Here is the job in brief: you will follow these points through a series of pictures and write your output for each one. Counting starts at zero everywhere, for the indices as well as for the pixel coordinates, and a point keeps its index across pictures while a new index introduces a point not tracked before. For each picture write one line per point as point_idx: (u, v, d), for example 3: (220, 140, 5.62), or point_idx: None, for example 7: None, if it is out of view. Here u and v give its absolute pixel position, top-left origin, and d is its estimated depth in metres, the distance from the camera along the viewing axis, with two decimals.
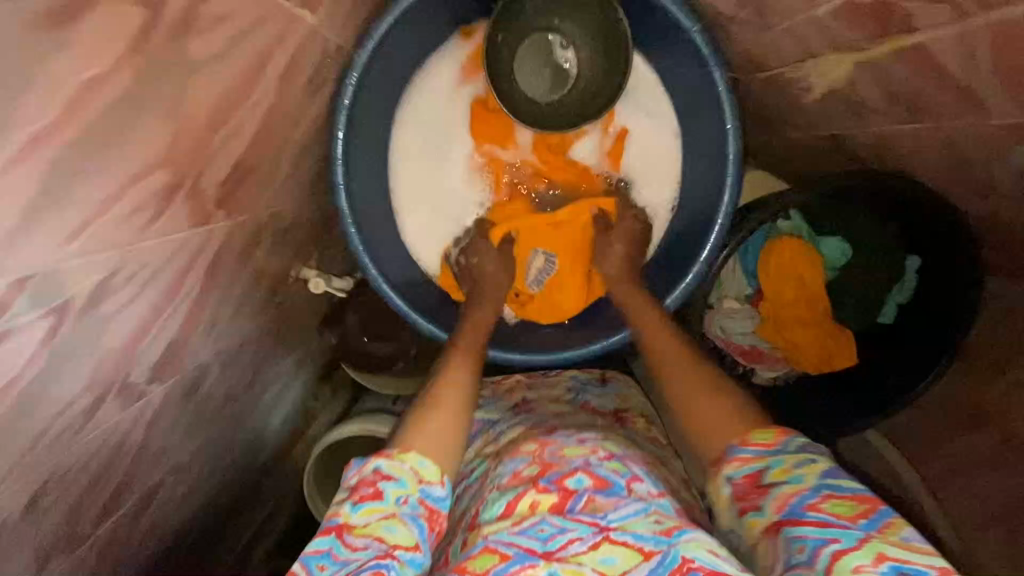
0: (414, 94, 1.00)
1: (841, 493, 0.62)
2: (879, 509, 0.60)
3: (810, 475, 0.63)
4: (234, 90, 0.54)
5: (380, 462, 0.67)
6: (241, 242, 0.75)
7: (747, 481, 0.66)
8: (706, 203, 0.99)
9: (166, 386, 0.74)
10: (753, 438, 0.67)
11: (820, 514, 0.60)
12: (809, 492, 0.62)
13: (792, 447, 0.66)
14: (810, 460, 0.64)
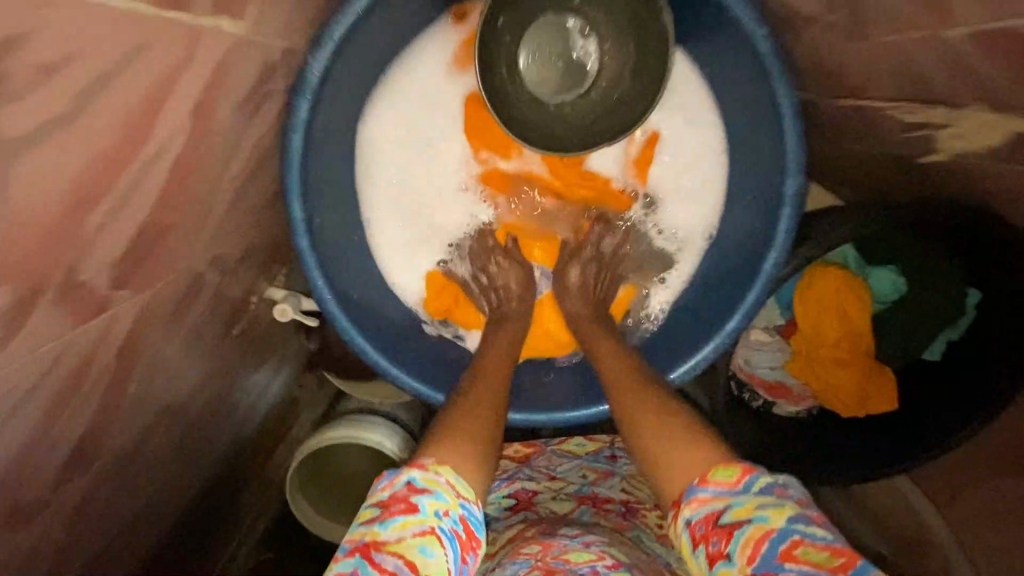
0: (394, 87, 0.81)
1: (815, 540, 0.44)
2: (861, 562, 0.43)
3: (778, 516, 0.46)
4: (115, 151, 0.38)
5: (412, 472, 0.51)
6: (171, 301, 0.60)
7: (707, 525, 0.48)
8: (753, 237, 0.81)
9: (86, 472, 0.61)
10: (712, 475, 0.50)
11: (795, 570, 0.43)
12: (777, 536, 0.45)
13: (757, 484, 0.48)
14: (776, 501, 0.47)
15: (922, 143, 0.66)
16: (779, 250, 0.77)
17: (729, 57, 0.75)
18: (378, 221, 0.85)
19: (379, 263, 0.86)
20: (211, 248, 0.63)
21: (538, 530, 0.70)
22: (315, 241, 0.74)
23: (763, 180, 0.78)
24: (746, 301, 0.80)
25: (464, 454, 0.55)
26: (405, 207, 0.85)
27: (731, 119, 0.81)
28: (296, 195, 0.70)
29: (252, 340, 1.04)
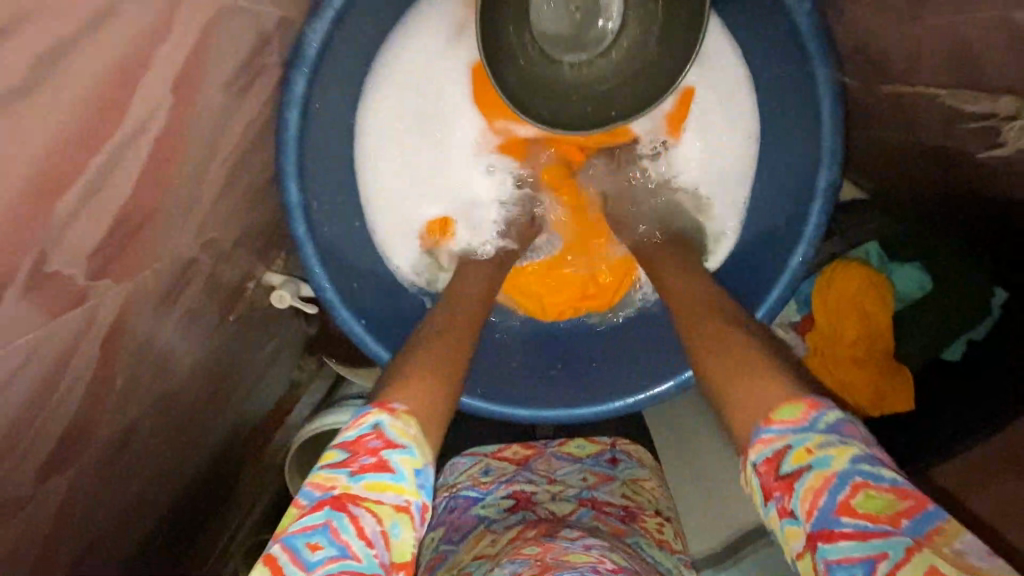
0: (405, 47, 0.76)
1: (879, 485, 0.42)
2: (930, 508, 0.41)
3: (842, 458, 0.43)
4: (83, 129, 0.34)
5: (381, 419, 0.47)
6: (160, 288, 0.56)
7: (767, 468, 0.46)
8: (779, 229, 0.76)
9: (71, 466, 0.58)
10: (777, 416, 0.47)
11: (855, 520, 0.41)
12: (839, 483, 0.42)
13: (825, 424, 0.45)
14: (841, 442, 0.44)
15: (961, 138, 0.62)
16: (807, 244, 0.72)
17: (769, 33, 0.70)
18: (377, 193, 0.79)
19: (374, 233, 0.80)
20: (201, 233, 0.59)
21: (536, 534, 0.66)
22: (312, 224, 0.69)
23: (795, 165, 0.74)
24: (768, 296, 0.75)
25: (429, 410, 0.51)
26: (410, 175, 0.81)
27: (765, 97, 0.76)
28: (292, 173, 0.65)
29: (250, 325, 1.01)
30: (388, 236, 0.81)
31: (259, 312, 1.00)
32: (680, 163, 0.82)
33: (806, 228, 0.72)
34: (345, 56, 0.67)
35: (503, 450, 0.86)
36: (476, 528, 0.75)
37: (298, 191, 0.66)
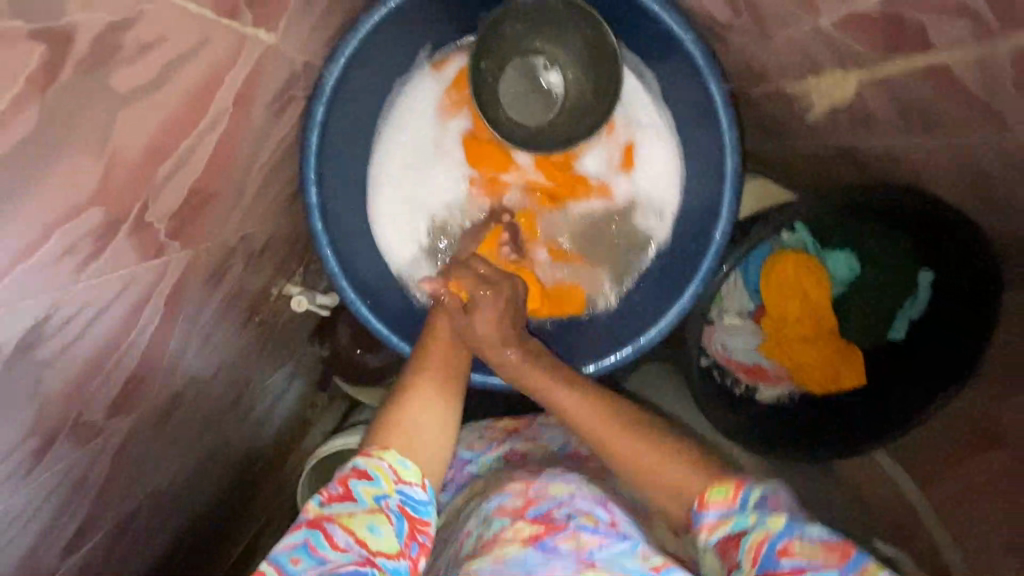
0: (397, 117, 0.93)
1: (809, 538, 0.52)
2: (851, 551, 0.51)
3: (776, 522, 0.54)
4: (178, 119, 0.49)
5: (359, 461, 0.58)
6: (209, 267, 0.71)
7: (724, 546, 0.55)
8: (704, 217, 0.88)
9: (129, 420, 0.70)
10: (711, 496, 0.57)
11: (793, 562, 0.51)
12: (778, 535, 0.53)
13: (751, 498, 0.56)
14: (771, 511, 0.55)
15: (842, 126, 0.80)
16: (725, 223, 0.84)
17: (677, 73, 0.83)
18: (384, 216, 0.95)
19: (388, 264, 0.95)
20: (241, 228, 0.74)
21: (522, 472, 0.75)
22: (328, 227, 0.84)
23: (711, 175, 0.86)
24: (700, 271, 0.86)
25: (435, 417, 0.64)
26: (414, 216, 0.97)
27: (681, 118, 0.89)
28: (312, 185, 0.81)
29: (272, 338, 1.15)
30: (399, 254, 0.97)
31: (280, 325, 1.14)
32: (638, 192, 0.96)
33: (720, 218, 0.84)
34: (354, 98, 0.83)
35: (498, 422, 0.96)
36: (468, 480, 0.83)
37: (317, 199, 0.82)
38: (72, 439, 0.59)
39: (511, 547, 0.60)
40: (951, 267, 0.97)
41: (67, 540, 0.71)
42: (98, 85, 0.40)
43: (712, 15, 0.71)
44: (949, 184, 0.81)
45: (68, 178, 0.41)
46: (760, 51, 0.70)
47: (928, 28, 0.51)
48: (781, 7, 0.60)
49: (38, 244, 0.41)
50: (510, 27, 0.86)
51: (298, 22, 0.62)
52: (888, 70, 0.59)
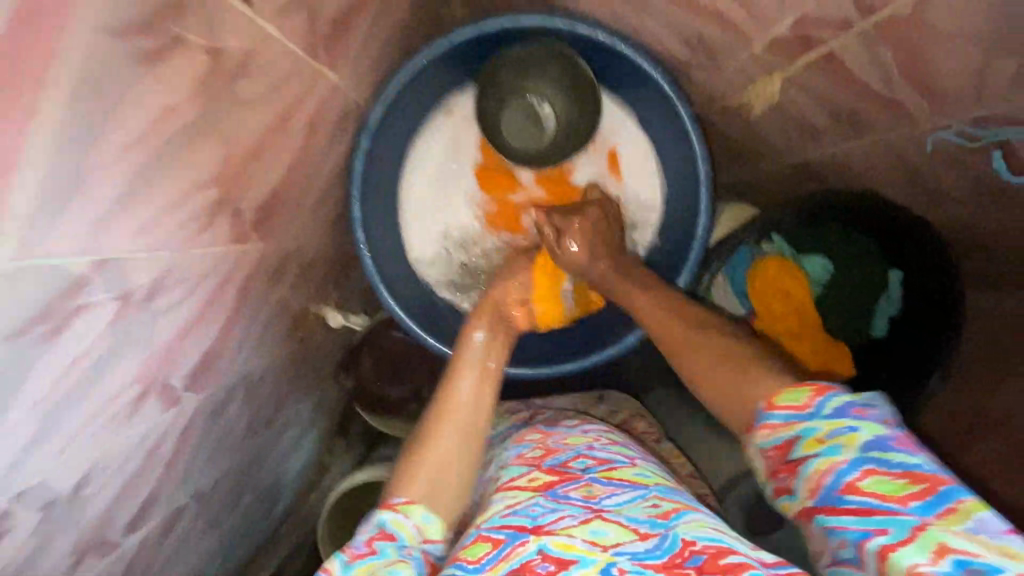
0: (417, 148, 1.09)
1: (887, 469, 0.51)
2: (941, 488, 0.49)
3: (852, 446, 0.53)
4: (270, 129, 0.65)
5: (383, 516, 0.63)
6: (270, 268, 0.84)
7: (784, 457, 0.57)
8: (686, 224, 1.05)
9: (195, 400, 0.79)
10: (782, 400, 0.58)
11: (861, 499, 0.51)
12: (847, 466, 0.52)
13: (829, 408, 0.55)
14: (850, 429, 0.53)
15: (796, 140, 0.95)
16: (704, 231, 1.01)
17: (649, 96, 0.98)
18: (415, 240, 1.11)
19: (419, 273, 1.11)
20: (296, 237, 0.88)
21: (540, 425, 0.84)
22: (370, 243, 1.00)
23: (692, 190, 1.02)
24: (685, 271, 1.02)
25: (465, 453, 0.69)
26: (437, 229, 1.11)
27: (659, 136, 1.04)
28: (357, 207, 0.97)
29: (307, 361, 1.25)
30: (431, 271, 1.12)
31: (314, 348, 1.25)
32: (626, 195, 1.09)
33: (700, 226, 1.00)
34: (389, 137, 1.00)
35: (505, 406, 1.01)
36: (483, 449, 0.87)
37: (360, 220, 0.97)
38: (157, 400, 0.69)
39: (523, 493, 0.68)
40: (919, 268, 1.08)
41: (132, 515, 0.78)
42: (231, 92, 0.55)
43: (676, 56, 0.89)
44: (895, 185, 0.96)
45: (201, 158, 0.55)
46: (717, 80, 0.87)
47: (835, 42, 0.67)
48: (724, 42, 0.77)
49: (173, 207, 0.54)
50: (502, 71, 1.00)
51: (353, 69, 0.80)
52: (817, 82, 0.75)
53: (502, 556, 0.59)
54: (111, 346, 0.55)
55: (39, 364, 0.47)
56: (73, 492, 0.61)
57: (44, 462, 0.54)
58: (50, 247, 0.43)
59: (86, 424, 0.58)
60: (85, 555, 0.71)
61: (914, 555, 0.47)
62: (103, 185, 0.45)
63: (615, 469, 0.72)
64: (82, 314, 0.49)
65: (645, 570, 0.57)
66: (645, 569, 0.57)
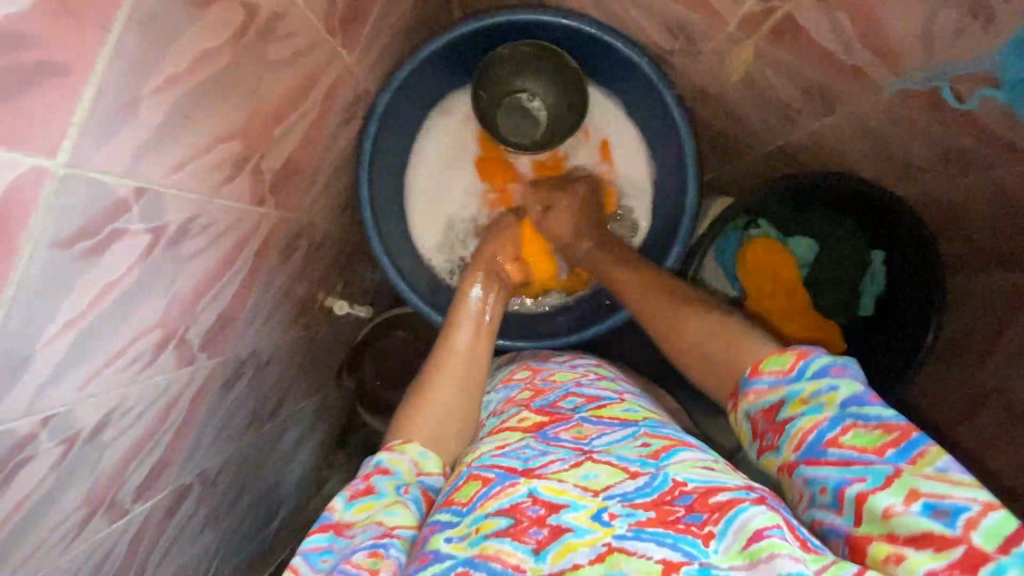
0: (419, 144, 1.14)
1: (866, 423, 0.55)
2: (914, 436, 0.53)
3: (831, 406, 0.57)
4: (292, 95, 0.71)
5: (381, 457, 0.69)
6: (284, 239, 0.88)
7: (767, 417, 0.62)
8: (676, 204, 1.09)
9: (209, 364, 0.81)
10: (766, 366, 0.63)
11: (841, 451, 0.55)
12: (829, 423, 0.57)
13: (811, 369, 0.60)
14: (830, 389, 0.58)
15: (772, 124, 1.01)
16: (690, 207, 1.06)
17: (634, 85, 1.04)
18: (422, 231, 1.16)
19: (423, 257, 1.16)
20: (308, 214, 0.93)
21: (531, 363, 0.90)
22: (376, 227, 1.06)
23: (679, 171, 1.08)
24: (676, 246, 1.08)
25: (463, 390, 0.79)
26: (441, 217, 1.17)
27: (646, 125, 1.10)
28: (364, 193, 1.03)
29: (312, 355, 1.27)
30: (435, 259, 1.16)
31: (319, 342, 1.27)
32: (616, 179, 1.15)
33: (688, 203, 1.06)
34: (395, 130, 1.06)
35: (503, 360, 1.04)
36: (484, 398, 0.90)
37: (367, 207, 1.03)
38: (176, 352, 0.71)
39: (515, 435, 0.70)
40: (899, 247, 1.12)
41: (142, 479, 0.78)
42: (261, 50, 0.61)
43: (659, 45, 0.97)
44: (866, 163, 1.03)
45: (231, 108, 0.60)
46: (698, 65, 0.95)
47: (802, 15, 0.74)
48: (702, 25, 0.85)
49: (204, 151, 0.59)
50: (494, 72, 1.07)
51: (365, 55, 0.87)
52: (787, 57, 0.83)
53: (491, 494, 0.60)
54: (143, 281, 0.59)
55: (79, 282, 0.51)
56: (93, 432, 0.63)
57: (73, 391, 0.57)
58: (99, 163, 0.47)
59: (113, 358, 0.60)
60: (97, 512, 0.71)
61: (890, 498, 0.51)
62: (150, 110, 0.50)
63: (604, 409, 0.73)
64: (119, 240, 0.53)
65: (635, 511, 0.56)
66: (635, 510, 0.56)
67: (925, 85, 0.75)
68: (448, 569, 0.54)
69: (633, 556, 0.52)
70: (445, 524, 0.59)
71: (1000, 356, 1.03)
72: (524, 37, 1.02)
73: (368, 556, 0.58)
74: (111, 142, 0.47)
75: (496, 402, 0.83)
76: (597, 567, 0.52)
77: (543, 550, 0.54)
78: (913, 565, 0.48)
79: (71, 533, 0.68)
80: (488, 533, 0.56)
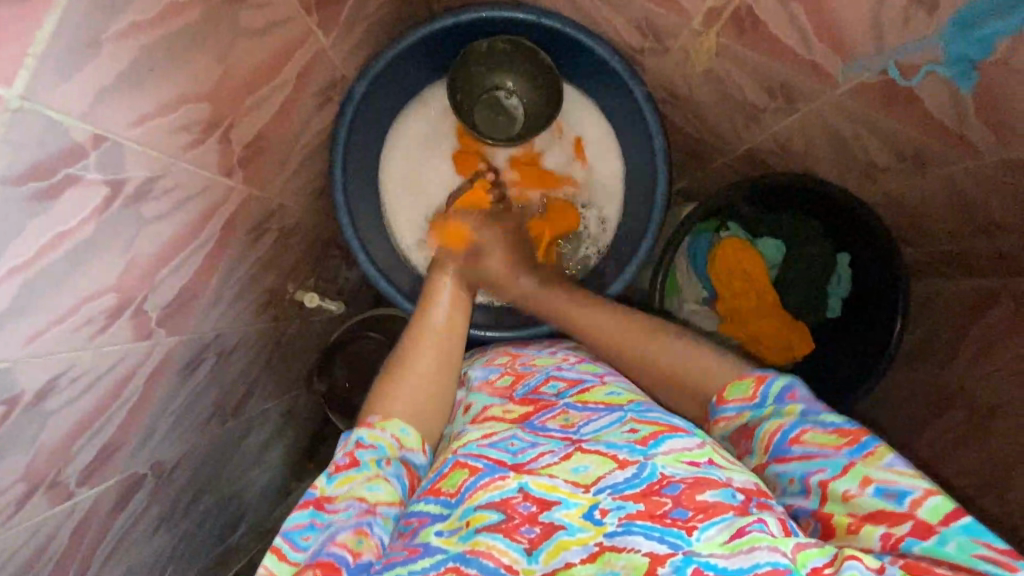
0: (394, 137, 1.15)
1: (823, 428, 0.57)
2: (864, 438, 0.55)
3: (791, 415, 0.59)
4: (263, 68, 0.72)
5: (361, 433, 0.66)
6: (254, 218, 0.87)
7: (739, 433, 0.63)
8: (645, 201, 1.12)
9: (169, 341, 0.79)
10: (731, 394, 0.65)
11: (803, 448, 0.56)
12: (791, 426, 0.58)
13: (772, 394, 0.62)
14: (789, 403, 0.60)
15: (739, 126, 1.05)
16: (659, 207, 1.08)
17: (608, 84, 1.07)
18: (400, 229, 1.17)
19: (397, 247, 1.16)
20: (279, 196, 0.93)
21: (514, 351, 0.87)
22: (349, 214, 1.06)
23: (648, 169, 1.10)
24: (643, 245, 1.10)
25: (443, 357, 0.77)
26: (417, 209, 1.17)
27: (618, 125, 1.13)
28: (338, 181, 1.04)
29: (283, 351, 1.23)
30: (414, 255, 1.17)
31: (291, 338, 1.24)
32: (591, 172, 1.17)
33: (657, 200, 1.08)
34: (371, 120, 1.08)
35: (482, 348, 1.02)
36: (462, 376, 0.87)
37: (340, 196, 1.03)
38: (133, 321, 0.69)
39: (501, 425, 0.66)
40: (866, 252, 1.14)
41: (90, 459, 0.74)
42: (232, 15, 0.62)
43: (628, 45, 1.01)
44: (829, 165, 1.06)
45: (198, 69, 0.61)
46: (667, 63, 0.99)
47: (762, 9, 0.79)
48: (668, 23, 0.89)
49: (169, 108, 0.59)
50: (473, 69, 1.09)
51: (342, 40, 0.89)
52: (748, 53, 0.87)
53: (479, 485, 0.56)
54: (98, 236, 0.57)
55: (30, 226, 0.49)
56: (38, 395, 0.60)
57: (16, 345, 0.54)
58: (58, 103, 0.47)
59: (62, 317, 0.58)
60: (35, 490, 0.67)
61: (847, 483, 0.53)
62: (112, 54, 0.50)
63: (587, 394, 0.69)
64: (74, 187, 0.52)
65: (626, 504, 0.53)
66: (626, 502, 0.53)
67: (873, 70, 0.79)
68: (439, 563, 0.52)
69: (622, 552, 0.50)
70: (435, 518, 0.56)
71: (965, 360, 1.05)
72: (502, 34, 1.05)
73: (352, 535, 0.57)
74: (71, 82, 0.47)
75: (474, 379, 0.80)
76: (588, 566, 0.50)
77: (536, 549, 0.51)
78: (870, 531, 0.50)
79: (7, 510, 0.65)
80: (478, 526, 0.53)
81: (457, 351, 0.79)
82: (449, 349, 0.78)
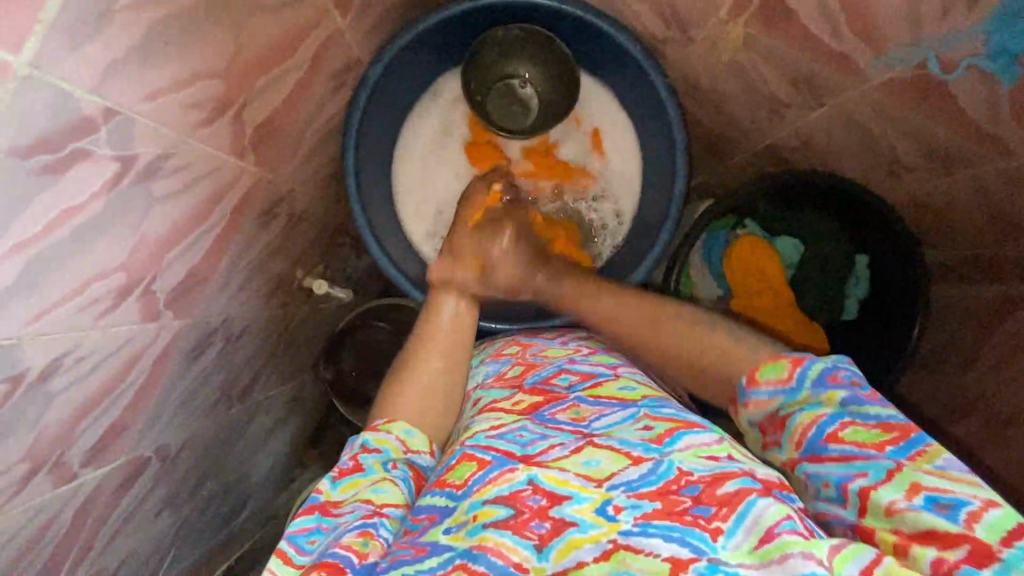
0: (409, 124, 1.14)
1: (865, 421, 0.54)
2: (913, 435, 0.52)
3: (830, 404, 0.56)
4: (278, 46, 0.70)
5: (366, 436, 0.65)
6: (264, 202, 0.85)
7: (770, 420, 0.60)
8: (662, 195, 1.10)
9: (176, 324, 0.77)
10: (763, 376, 0.61)
11: (841, 448, 0.54)
12: (828, 419, 0.55)
13: (810, 376, 0.58)
14: (829, 390, 0.57)
15: (760, 121, 1.02)
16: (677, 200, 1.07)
17: (628, 73, 1.05)
18: (411, 221, 1.15)
19: (408, 235, 1.15)
20: (290, 180, 0.91)
21: (523, 341, 0.85)
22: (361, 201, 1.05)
23: (668, 161, 1.08)
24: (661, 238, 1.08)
25: (450, 358, 0.75)
26: (429, 198, 1.16)
27: (637, 116, 1.11)
28: (350, 167, 1.02)
29: (290, 338, 1.22)
30: (425, 247, 1.15)
31: (298, 325, 1.23)
32: (606, 163, 1.15)
33: (675, 193, 1.07)
34: (385, 106, 1.06)
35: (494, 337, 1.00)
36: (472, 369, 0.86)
37: (352, 183, 1.02)
38: (140, 302, 0.68)
39: (509, 416, 0.64)
40: (884, 253, 1.12)
41: (95, 440, 0.73)
42: None
43: (650, 33, 0.99)
44: (853, 164, 1.03)
45: (212, 45, 0.59)
46: (690, 54, 0.97)
47: None
48: (694, 10, 0.87)
49: (182, 84, 0.58)
50: (487, 55, 1.07)
51: (358, 21, 0.87)
52: (776, 44, 0.84)
53: (488, 478, 0.54)
54: (106, 213, 0.56)
55: (37, 200, 0.48)
56: (43, 374, 0.59)
57: (21, 322, 0.53)
58: (67, 72, 0.45)
59: (67, 296, 0.56)
60: (39, 469, 0.66)
61: (893, 493, 0.49)
62: (124, 24, 0.48)
63: (599, 387, 0.68)
64: (84, 162, 0.51)
65: (641, 503, 0.50)
66: (641, 501, 0.51)
67: (906, 64, 0.76)
68: (446, 561, 0.49)
69: (639, 554, 0.47)
70: (443, 513, 0.54)
71: (984, 366, 1.03)
72: (517, 19, 1.04)
73: (357, 536, 0.54)
74: (82, 52, 0.46)
75: (485, 375, 0.78)
76: (603, 564, 0.47)
77: (546, 547, 0.49)
78: (919, 554, 0.46)
79: (10, 489, 0.64)
80: (486, 522, 0.51)
81: (464, 351, 0.77)
82: (455, 349, 0.77)
